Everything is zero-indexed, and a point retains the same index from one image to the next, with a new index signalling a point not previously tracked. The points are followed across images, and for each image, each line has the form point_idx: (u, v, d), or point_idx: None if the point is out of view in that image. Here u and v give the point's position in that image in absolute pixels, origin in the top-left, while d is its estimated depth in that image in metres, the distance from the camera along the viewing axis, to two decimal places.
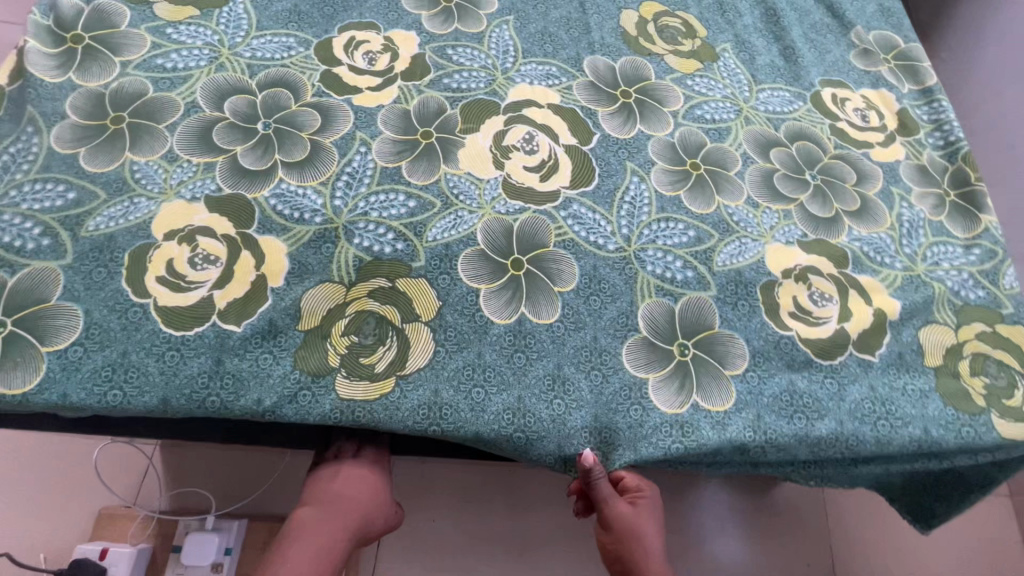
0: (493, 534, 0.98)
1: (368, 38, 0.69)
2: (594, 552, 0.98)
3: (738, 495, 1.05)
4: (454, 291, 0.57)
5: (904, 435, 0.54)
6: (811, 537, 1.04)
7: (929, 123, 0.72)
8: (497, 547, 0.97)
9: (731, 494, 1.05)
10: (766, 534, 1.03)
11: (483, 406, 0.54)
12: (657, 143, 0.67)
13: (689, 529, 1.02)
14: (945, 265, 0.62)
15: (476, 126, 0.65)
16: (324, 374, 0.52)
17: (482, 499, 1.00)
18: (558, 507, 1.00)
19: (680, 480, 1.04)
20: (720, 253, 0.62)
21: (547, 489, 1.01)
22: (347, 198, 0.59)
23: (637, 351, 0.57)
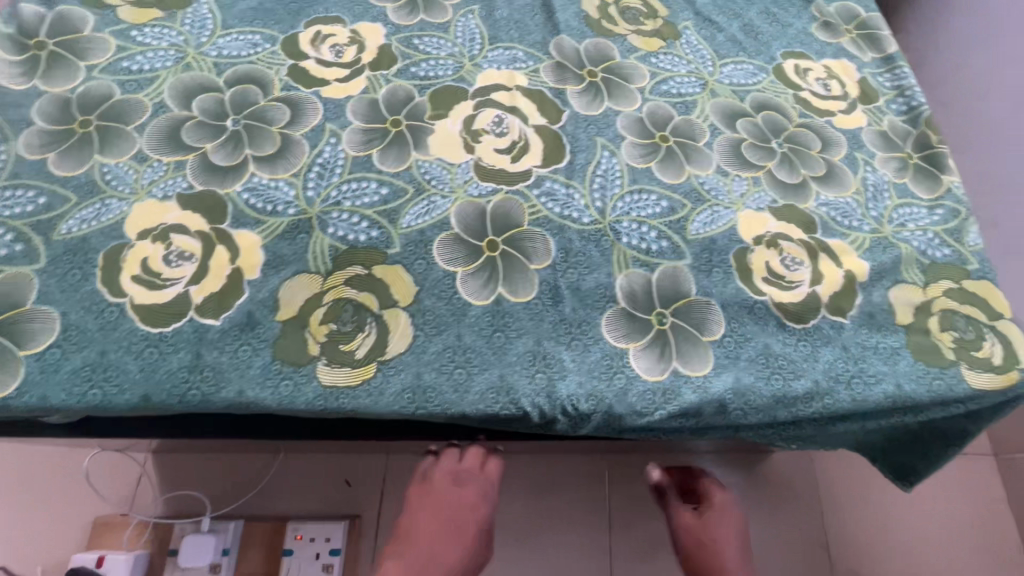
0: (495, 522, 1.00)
1: (334, 32, 0.69)
2: (591, 533, 1.01)
3: (732, 470, 1.07)
4: (431, 275, 0.57)
5: (878, 392, 0.55)
6: (806, 506, 1.06)
7: (891, 89, 0.74)
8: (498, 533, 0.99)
9: (724, 468, 1.07)
10: (759, 506, 1.05)
11: (467, 386, 0.54)
12: (626, 119, 0.68)
13: None
14: (911, 226, 0.63)
15: (445, 113, 0.65)
16: (306, 364, 0.53)
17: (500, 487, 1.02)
18: (557, 492, 1.03)
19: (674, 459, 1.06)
20: (693, 221, 0.62)
21: (547, 475, 1.04)
22: (319, 188, 0.59)
23: (616, 322, 0.58)
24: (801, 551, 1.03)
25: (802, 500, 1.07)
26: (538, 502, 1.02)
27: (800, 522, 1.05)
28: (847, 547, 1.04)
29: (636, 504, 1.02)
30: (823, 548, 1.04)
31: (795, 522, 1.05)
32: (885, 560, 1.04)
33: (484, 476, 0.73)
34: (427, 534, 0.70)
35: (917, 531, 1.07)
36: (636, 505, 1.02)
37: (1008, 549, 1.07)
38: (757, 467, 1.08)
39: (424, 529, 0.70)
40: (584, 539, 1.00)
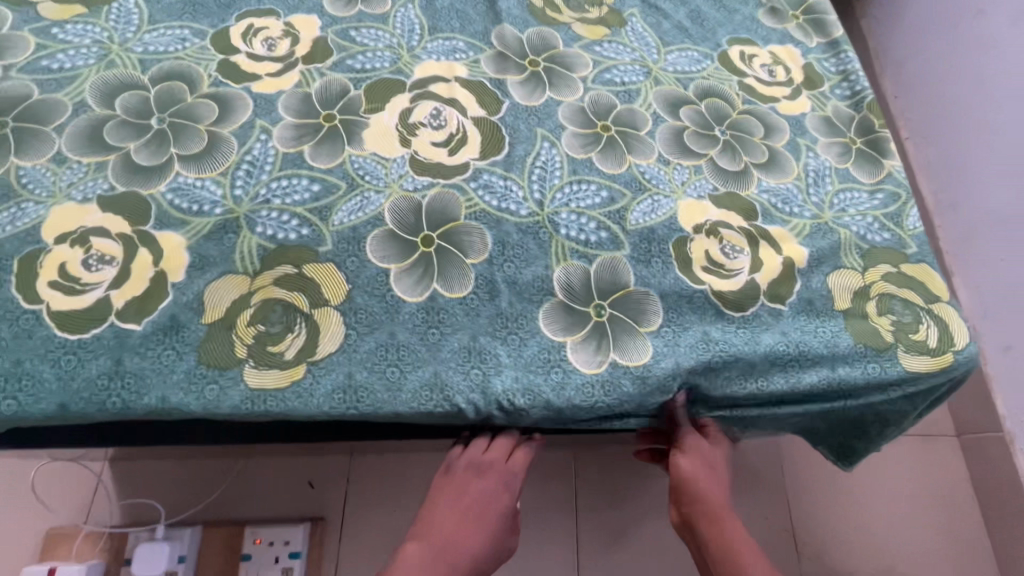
0: None
1: (268, 25, 0.67)
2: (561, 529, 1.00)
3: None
4: (363, 273, 0.56)
5: (813, 376, 0.56)
6: (775, 492, 1.07)
7: (836, 74, 0.73)
8: None
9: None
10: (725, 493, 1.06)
11: (399, 385, 0.54)
12: (567, 109, 0.66)
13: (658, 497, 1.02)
14: (851, 211, 0.63)
15: (381, 106, 0.64)
16: (232, 367, 0.52)
17: None
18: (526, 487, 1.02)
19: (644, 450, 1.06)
20: (633, 211, 0.61)
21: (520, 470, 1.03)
22: (248, 186, 0.57)
23: (553, 315, 0.57)
24: (769, 538, 1.04)
25: (767, 485, 1.07)
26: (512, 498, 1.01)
27: (766, 509, 1.06)
28: (813, 532, 1.05)
29: (602, 495, 1.03)
30: (790, 534, 1.05)
31: (762, 509, 1.06)
32: (851, 543, 1.05)
33: (513, 467, 0.67)
34: (450, 529, 0.66)
35: (881, 513, 1.08)
36: (603, 496, 1.03)
37: (970, 528, 1.09)
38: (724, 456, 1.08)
39: (445, 522, 0.67)
40: (551, 534, 1.00)
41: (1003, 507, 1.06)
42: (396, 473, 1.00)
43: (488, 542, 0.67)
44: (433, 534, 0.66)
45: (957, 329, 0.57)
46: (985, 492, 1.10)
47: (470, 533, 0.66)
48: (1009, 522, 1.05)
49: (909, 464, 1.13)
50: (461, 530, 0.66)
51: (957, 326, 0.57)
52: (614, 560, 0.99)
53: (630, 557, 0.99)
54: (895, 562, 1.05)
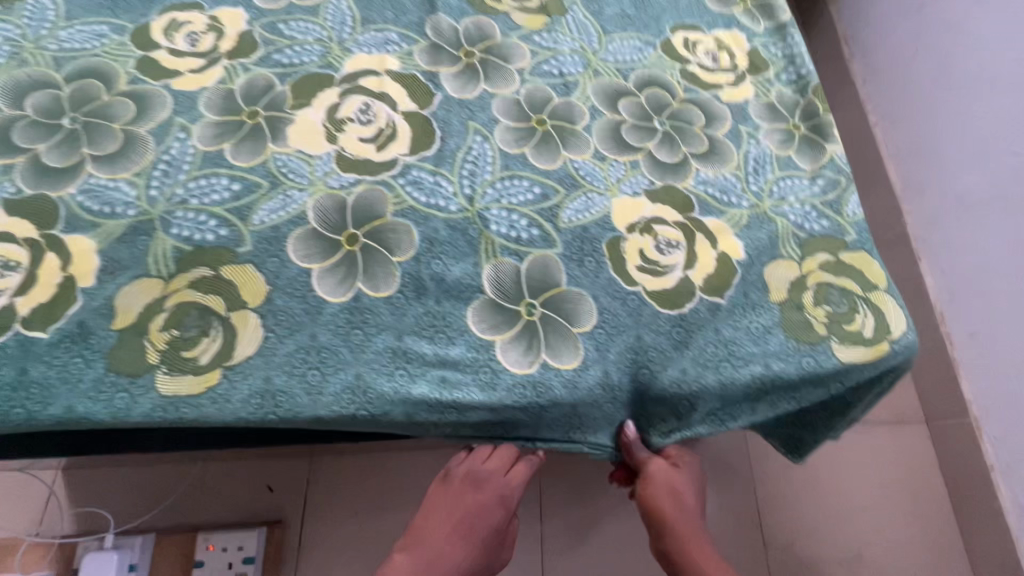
0: None
1: (191, 19, 0.65)
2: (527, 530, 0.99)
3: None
4: (284, 274, 0.54)
5: (745, 373, 0.54)
6: (743, 486, 1.06)
7: (782, 58, 0.72)
8: None
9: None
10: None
11: (321, 389, 0.52)
12: (502, 102, 0.64)
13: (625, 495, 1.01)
14: (790, 199, 0.62)
15: (307, 101, 0.62)
16: (143, 375, 0.50)
17: None
18: None
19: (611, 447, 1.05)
20: (566, 209, 0.60)
21: None
22: (163, 186, 0.55)
23: (483, 314, 0.56)
24: (735, 531, 1.03)
25: (733, 479, 1.06)
26: None
27: (734, 501, 1.05)
28: (780, 523, 1.05)
29: (566, 493, 1.01)
30: (757, 525, 1.04)
31: (729, 502, 1.05)
32: (820, 533, 1.04)
33: (511, 480, 0.65)
34: (443, 539, 0.67)
35: (849, 503, 1.07)
36: (568, 494, 1.02)
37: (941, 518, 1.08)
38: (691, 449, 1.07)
39: (440, 531, 0.67)
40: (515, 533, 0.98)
41: (971, 494, 1.05)
42: (353, 475, 0.98)
43: (478, 553, 0.68)
44: (424, 543, 0.67)
45: (893, 317, 0.56)
46: (955, 479, 1.08)
47: (461, 543, 0.67)
48: (975, 509, 1.04)
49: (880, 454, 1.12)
50: (453, 539, 0.67)
51: (894, 315, 0.56)
52: (578, 557, 0.98)
53: (594, 553, 0.98)
54: (862, 551, 1.04)
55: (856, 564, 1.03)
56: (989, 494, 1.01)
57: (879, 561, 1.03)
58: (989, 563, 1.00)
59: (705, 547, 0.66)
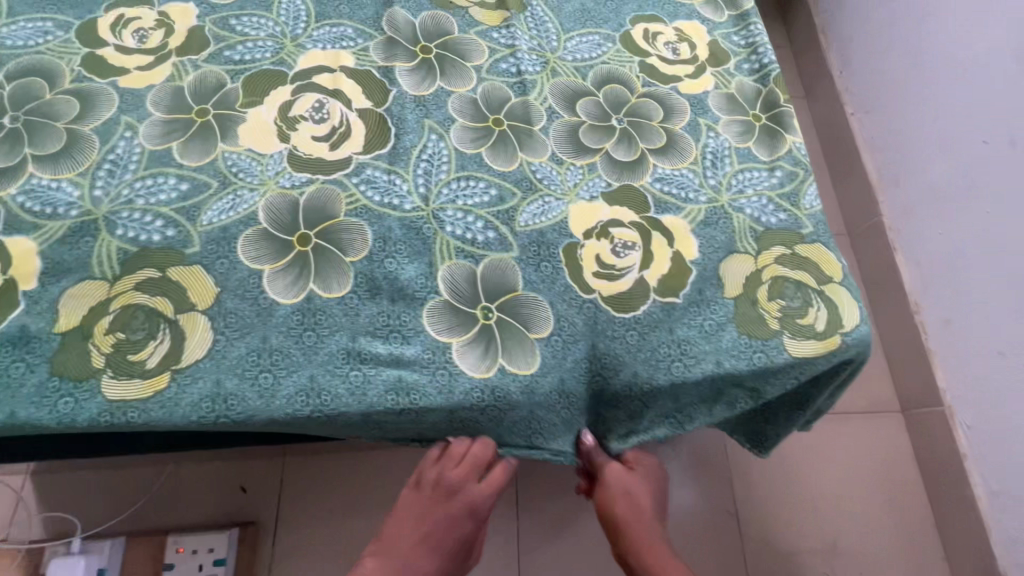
0: None
1: (139, 15, 0.63)
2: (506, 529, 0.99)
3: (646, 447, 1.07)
4: (234, 276, 0.54)
5: (698, 371, 0.54)
6: (721, 481, 1.06)
7: (744, 48, 0.71)
8: None
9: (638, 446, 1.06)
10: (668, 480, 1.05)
11: (273, 391, 0.51)
12: (459, 100, 0.64)
13: None
14: (748, 192, 0.62)
15: (259, 99, 0.61)
16: (89, 379, 0.49)
17: None
18: None
19: None
20: (522, 212, 0.59)
21: None
22: (109, 187, 0.55)
23: (437, 316, 0.54)
24: (711, 522, 1.03)
25: (710, 471, 1.06)
26: None
27: (710, 492, 1.05)
28: (756, 515, 1.04)
29: (541, 489, 1.02)
30: (732, 516, 1.04)
31: (705, 493, 1.05)
32: (799, 525, 1.04)
33: (485, 490, 0.59)
34: (409, 550, 0.63)
35: (824, 492, 1.07)
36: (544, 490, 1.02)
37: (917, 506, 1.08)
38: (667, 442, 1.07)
39: (406, 540, 0.63)
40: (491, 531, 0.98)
41: (945, 484, 1.04)
42: (327, 475, 0.97)
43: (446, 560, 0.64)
44: (388, 553, 0.64)
45: (847, 310, 0.56)
46: (930, 469, 1.08)
47: (426, 553, 0.63)
48: (951, 499, 1.03)
49: (860, 444, 1.12)
50: (420, 550, 0.63)
51: (848, 309, 0.56)
52: (554, 553, 0.98)
53: (570, 548, 0.98)
54: (837, 541, 1.04)
55: (831, 554, 1.03)
56: (963, 483, 1.01)
57: (853, 550, 1.03)
58: (964, 552, 1.00)
59: (658, 545, 0.66)
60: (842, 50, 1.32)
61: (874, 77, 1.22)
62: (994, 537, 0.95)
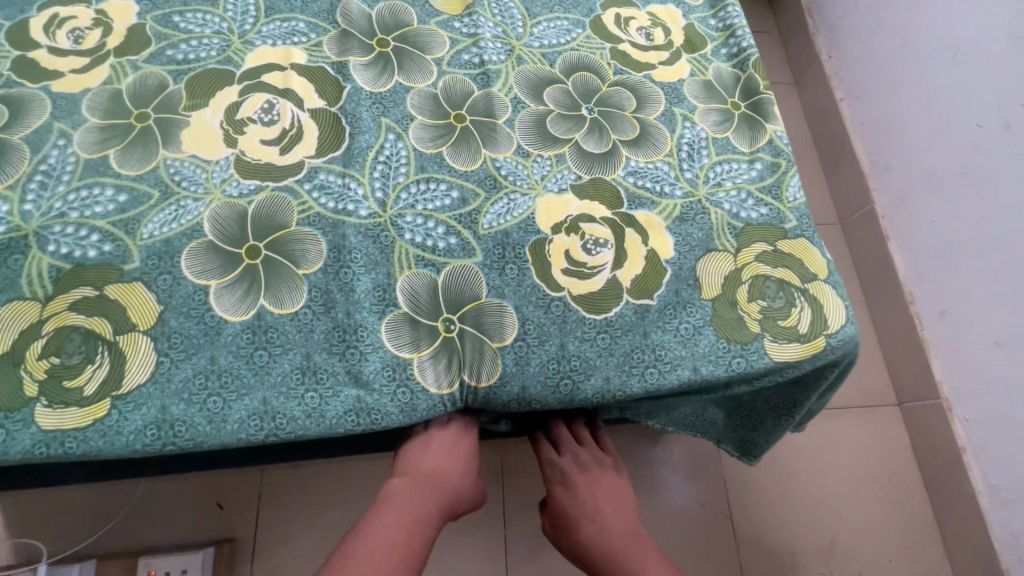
0: None
1: (75, 14, 0.59)
2: (498, 539, 0.96)
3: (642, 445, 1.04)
4: (177, 292, 0.50)
5: (672, 378, 0.51)
6: (715, 483, 1.03)
7: (720, 31, 0.68)
8: None
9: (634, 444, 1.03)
10: (663, 478, 1.02)
11: (224, 416, 0.48)
12: (417, 95, 0.60)
13: None
14: (727, 184, 0.59)
15: (204, 101, 0.57)
16: (20, 409, 0.46)
17: None
18: None
19: None
20: (486, 213, 0.56)
21: None
22: (40, 200, 0.51)
23: (396, 328, 0.51)
24: (705, 521, 1.01)
25: (705, 471, 1.04)
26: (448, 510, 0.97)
27: (706, 490, 1.03)
28: (749, 513, 1.02)
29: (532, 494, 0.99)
30: (726, 517, 1.01)
31: (700, 492, 1.02)
32: (799, 525, 1.02)
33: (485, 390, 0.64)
34: (433, 463, 0.59)
35: (818, 488, 1.05)
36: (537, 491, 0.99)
37: (918, 502, 1.06)
38: (659, 442, 1.04)
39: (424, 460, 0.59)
40: (479, 539, 0.96)
41: (946, 478, 1.02)
42: (307, 489, 0.94)
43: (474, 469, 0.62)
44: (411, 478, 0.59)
45: (831, 310, 0.53)
46: (928, 463, 1.06)
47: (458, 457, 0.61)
48: (950, 492, 1.01)
49: (856, 440, 1.09)
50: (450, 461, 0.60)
51: (833, 308, 0.53)
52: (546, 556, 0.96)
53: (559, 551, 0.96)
54: (835, 541, 1.02)
55: (828, 552, 1.01)
56: (961, 477, 0.99)
57: (852, 549, 1.01)
58: (966, 547, 0.98)
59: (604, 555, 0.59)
60: (831, 33, 1.28)
61: (864, 59, 1.18)
62: (995, 532, 0.94)
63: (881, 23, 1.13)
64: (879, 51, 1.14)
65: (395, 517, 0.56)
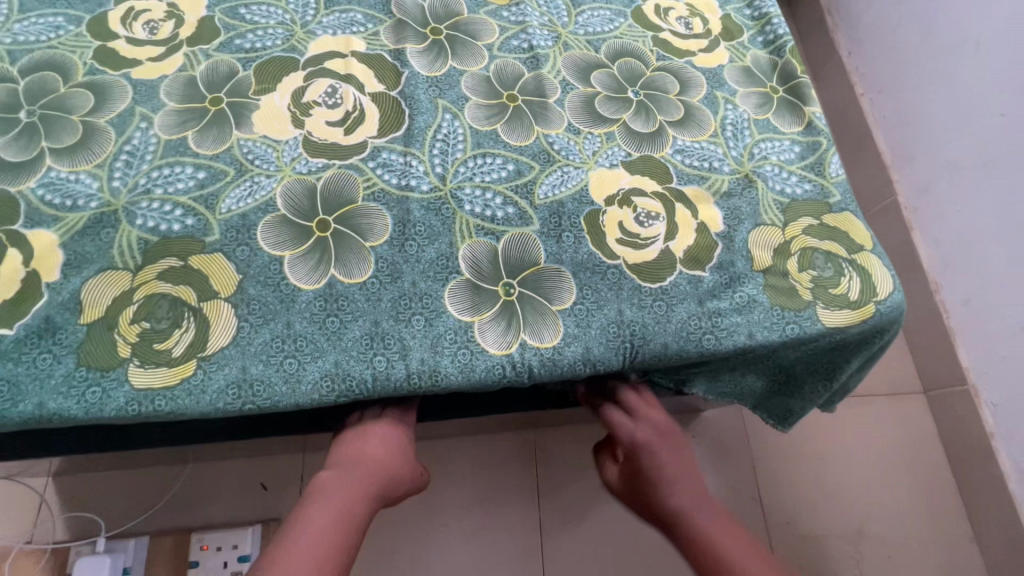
0: (432, 517, 0.97)
1: (149, 7, 0.63)
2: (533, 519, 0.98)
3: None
4: (255, 262, 0.53)
5: (729, 344, 0.54)
6: (747, 466, 1.05)
7: (754, 21, 0.71)
8: (437, 527, 0.96)
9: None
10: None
11: (299, 377, 0.51)
12: (471, 79, 0.63)
13: None
14: (772, 160, 0.62)
15: (272, 86, 0.60)
16: (115, 368, 0.49)
17: (454, 481, 0.99)
18: (491, 479, 1.00)
19: None
20: (542, 184, 0.59)
21: (489, 460, 1.01)
22: (127, 177, 0.55)
23: (461, 294, 0.54)
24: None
25: (734, 456, 1.05)
26: (486, 489, 0.99)
27: (727, 480, 1.04)
28: (779, 498, 1.03)
29: (562, 476, 1.01)
30: (756, 501, 1.03)
31: (728, 478, 1.04)
32: (828, 510, 1.03)
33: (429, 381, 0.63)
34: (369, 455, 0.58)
35: (846, 473, 1.06)
36: (570, 469, 1.02)
37: (946, 487, 1.07)
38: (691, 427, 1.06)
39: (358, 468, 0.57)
40: (515, 519, 0.98)
41: (971, 464, 1.04)
42: None
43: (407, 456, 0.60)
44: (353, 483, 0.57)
45: (880, 279, 0.55)
46: (956, 450, 1.07)
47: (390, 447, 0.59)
48: (977, 477, 1.03)
49: (884, 424, 1.11)
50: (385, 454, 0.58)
51: (880, 276, 0.56)
52: (579, 535, 0.98)
53: (592, 534, 0.98)
54: (865, 525, 1.03)
55: (857, 536, 1.02)
56: (988, 460, 1.01)
57: (881, 533, 1.02)
58: (993, 531, 1.00)
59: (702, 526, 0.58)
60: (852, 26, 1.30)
61: (885, 51, 1.20)
62: None
63: (903, 16, 1.15)
64: (900, 43, 1.16)
65: (332, 515, 0.54)
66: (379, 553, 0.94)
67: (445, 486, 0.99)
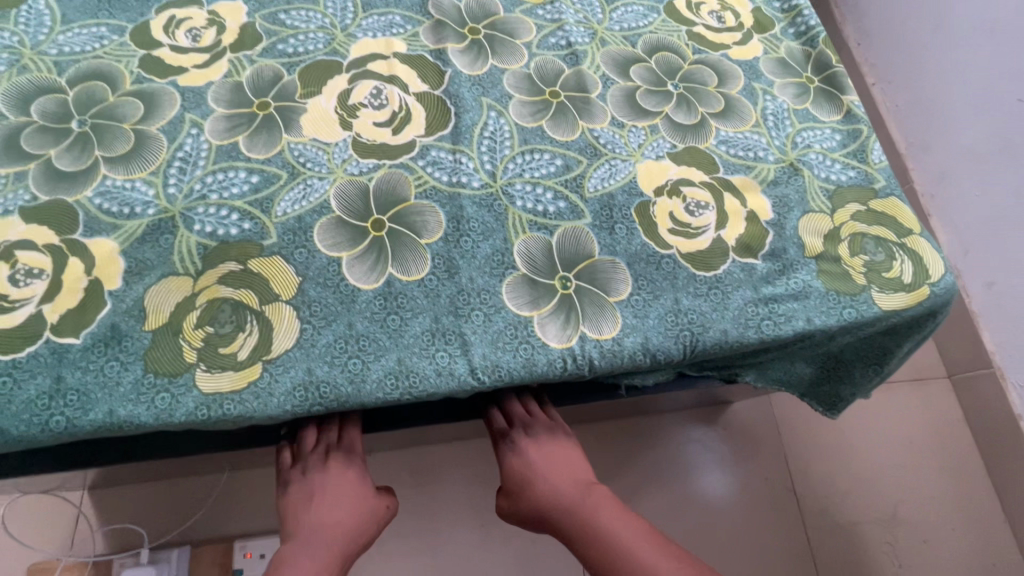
0: (468, 518, 0.97)
1: (190, 15, 0.63)
2: None
3: (678, 427, 1.05)
4: (314, 264, 0.53)
5: (788, 330, 0.54)
6: (782, 458, 1.05)
7: (785, 14, 0.72)
8: (475, 528, 0.96)
9: (670, 429, 1.05)
10: (712, 464, 1.04)
11: (363, 376, 0.50)
12: (513, 76, 0.64)
13: (666, 470, 1.02)
14: (815, 148, 0.63)
15: (318, 89, 0.61)
16: (182, 373, 0.48)
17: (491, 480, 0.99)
18: None
19: (644, 424, 1.05)
20: (591, 178, 0.59)
21: None
22: (182, 183, 0.55)
23: (518, 289, 0.54)
24: (750, 508, 1.01)
25: (767, 446, 1.06)
26: None
27: (758, 469, 1.04)
28: (812, 485, 1.04)
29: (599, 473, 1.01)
30: (789, 490, 1.03)
31: (761, 467, 1.04)
32: (858, 495, 1.03)
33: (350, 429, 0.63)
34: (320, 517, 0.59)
35: (877, 460, 1.06)
36: (605, 464, 1.02)
37: (976, 471, 1.07)
38: (724, 418, 1.07)
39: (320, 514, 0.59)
40: None
41: (1000, 447, 1.04)
42: (385, 472, 0.98)
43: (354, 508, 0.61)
44: (303, 538, 0.57)
45: (931, 261, 0.56)
46: (984, 433, 1.07)
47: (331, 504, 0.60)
48: (1006, 459, 1.03)
49: (912, 409, 1.11)
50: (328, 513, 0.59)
51: (931, 259, 0.56)
52: None
53: None
54: (897, 510, 1.03)
55: (890, 522, 1.02)
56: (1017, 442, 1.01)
57: (913, 518, 1.03)
58: None
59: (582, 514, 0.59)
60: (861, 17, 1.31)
61: (896, 41, 1.21)
62: None
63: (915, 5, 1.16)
64: (911, 32, 1.17)
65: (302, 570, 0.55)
66: (419, 555, 0.94)
67: (482, 486, 0.99)
